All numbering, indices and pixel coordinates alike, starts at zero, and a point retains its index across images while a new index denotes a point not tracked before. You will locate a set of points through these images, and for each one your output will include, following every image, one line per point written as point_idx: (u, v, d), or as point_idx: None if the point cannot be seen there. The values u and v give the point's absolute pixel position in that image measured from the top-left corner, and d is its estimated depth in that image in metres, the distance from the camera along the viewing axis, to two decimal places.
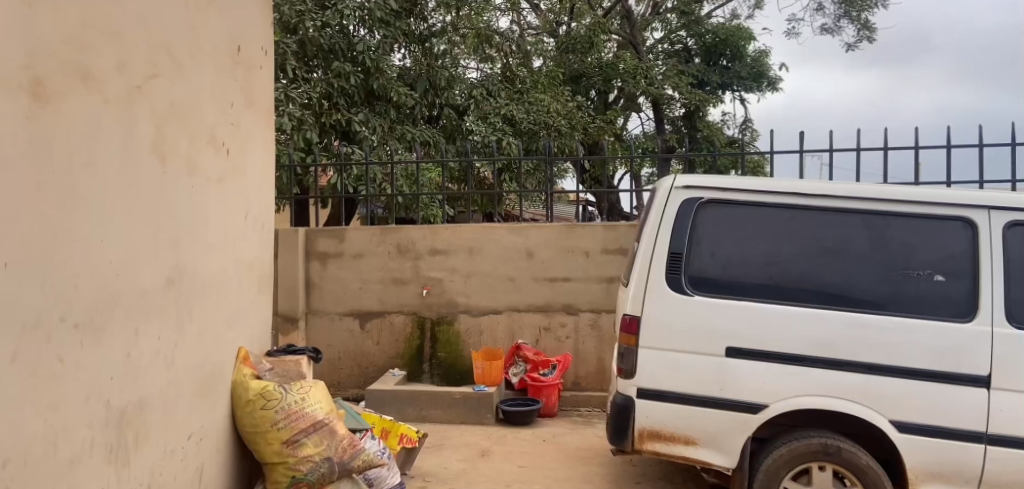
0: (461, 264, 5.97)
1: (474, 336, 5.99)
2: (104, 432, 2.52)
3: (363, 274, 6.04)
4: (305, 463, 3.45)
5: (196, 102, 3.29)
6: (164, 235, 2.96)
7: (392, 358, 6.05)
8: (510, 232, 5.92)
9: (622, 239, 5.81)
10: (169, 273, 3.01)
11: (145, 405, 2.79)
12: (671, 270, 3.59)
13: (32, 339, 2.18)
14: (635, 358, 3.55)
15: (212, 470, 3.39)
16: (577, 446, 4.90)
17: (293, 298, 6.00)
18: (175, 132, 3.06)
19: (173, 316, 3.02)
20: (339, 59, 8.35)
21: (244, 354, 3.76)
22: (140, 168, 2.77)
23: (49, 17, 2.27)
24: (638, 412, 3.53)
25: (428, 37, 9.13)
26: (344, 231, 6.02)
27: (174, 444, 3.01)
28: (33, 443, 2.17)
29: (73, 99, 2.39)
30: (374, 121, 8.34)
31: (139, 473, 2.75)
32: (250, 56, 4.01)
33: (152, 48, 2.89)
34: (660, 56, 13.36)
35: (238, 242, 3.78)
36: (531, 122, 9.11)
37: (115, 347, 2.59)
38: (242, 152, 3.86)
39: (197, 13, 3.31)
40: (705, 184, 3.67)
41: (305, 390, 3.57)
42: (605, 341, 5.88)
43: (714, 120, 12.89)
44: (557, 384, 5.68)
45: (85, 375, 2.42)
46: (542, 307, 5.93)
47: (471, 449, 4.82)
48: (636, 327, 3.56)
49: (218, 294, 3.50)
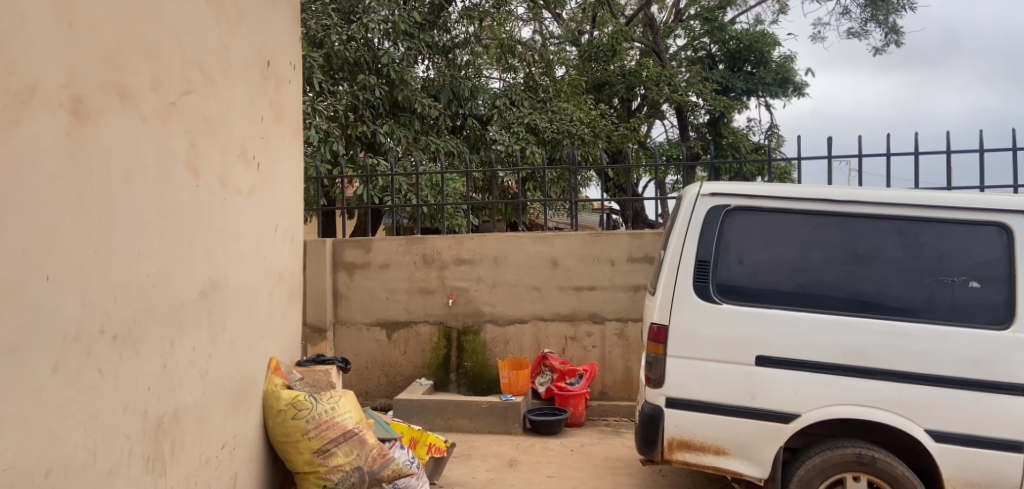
0: (486, 274, 5.99)
1: (500, 345, 6.00)
2: (141, 443, 2.56)
3: (389, 284, 6.09)
4: (336, 473, 3.47)
5: (228, 117, 3.35)
6: (198, 248, 3.02)
7: (419, 367, 6.09)
8: (535, 241, 5.92)
9: (648, 247, 5.79)
10: (203, 284, 3.06)
11: (180, 414, 2.83)
12: (698, 278, 3.57)
13: (73, 351, 2.22)
14: (663, 367, 3.53)
15: (246, 479, 3.44)
16: (605, 456, 4.88)
17: (322, 308, 6.06)
18: (207, 147, 3.12)
19: (206, 327, 3.07)
20: (365, 72, 8.49)
21: (275, 365, 3.82)
22: (174, 181, 2.84)
23: (86, 36, 2.32)
24: (668, 422, 3.51)
25: (451, 48, 9.21)
26: (370, 242, 6.08)
27: (209, 453, 3.05)
28: (73, 454, 2.21)
29: (111, 116, 2.44)
30: (399, 133, 8.46)
31: (174, 481, 2.79)
32: (281, 70, 4.10)
33: (186, 65, 2.96)
34: (684, 62, 13.15)
35: (269, 255, 3.85)
36: (554, 131, 9.16)
37: (151, 357, 2.64)
38: (271, 164, 3.92)
39: (228, 30, 3.39)
40: (733, 191, 3.66)
41: (335, 400, 3.60)
42: (632, 349, 5.85)
43: (738, 127, 12.81)
44: (585, 394, 5.66)
45: (124, 385, 2.46)
46: (567, 316, 5.92)
47: (499, 459, 4.82)
48: (664, 337, 3.55)
49: (249, 305, 3.55)
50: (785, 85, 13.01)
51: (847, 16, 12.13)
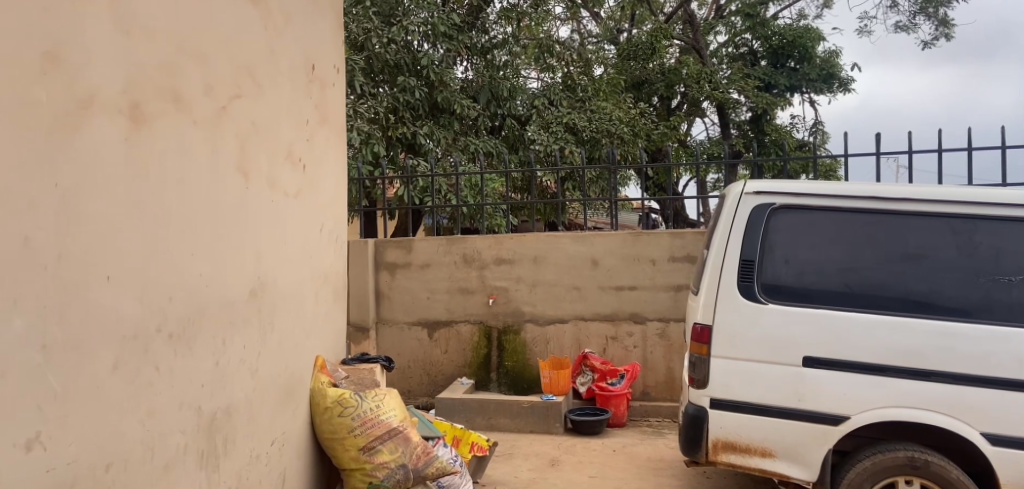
0: (526, 273, 6.00)
1: (541, 345, 6.01)
2: (195, 438, 2.64)
3: (430, 283, 6.15)
4: (381, 470, 3.51)
5: (276, 121, 3.43)
6: (248, 249, 3.10)
7: (460, 366, 6.14)
8: (575, 241, 5.92)
9: (689, 246, 5.73)
10: (253, 284, 3.14)
11: (232, 411, 2.91)
12: (743, 278, 3.53)
13: (132, 348, 2.29)
14: (707, 367, 3.50)
15: (294, 475, 3.51)
16: (647, 456, 4.85)
17: (364, 308, 6.15)
18: (256, 150, 3.20)
19: (256, 325, 3.15)
20: (405, 74, 8.61)
21: (321, 363, 3.90)
22: (225, 184, 2.91)
23: (142, 44, 2.40)
24: (712, 423, 3.48)
25: (489, 49, 9.25)
26: (411, 242, 6.15)
27: (259, 449, 3.12)
28: (132, 448, 2.28)
29: (166, 121, 2.52)
30: (439, 134, 8.55)
31: (228, 476, 2.86)
32: (325, 73, 4.18)
33: (236, 71, 3.04)
34: (724, 59, 13.09)
35: (314, 255, 3.92)
36: (592, 131, 9.12)
37: (205, 355, 2.71)
38: (317, 165, 4.00)
39: (275, 36, 3.47)
40: (778, 190, 3.61)
41: (380, 398, 3.65)
42: (674, 349, 5.80)
43: (781, 124, 12.57)
44: (626, 394, 5.63)
45: (179, 382, 2.54)
46: (608, 315, 5.90)
47: (541, 459, 4.82)
48: (708, 337, 3.52)
49: (296, 304, 3.62)
50: (830, 81, 12.74)
51: (895, 9, 11.83)
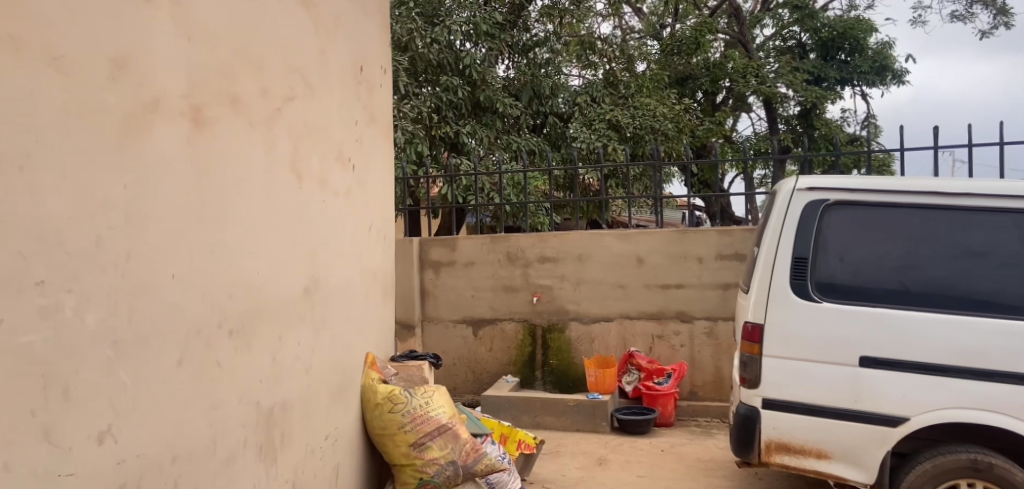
0: (570, 272, 5.99)
1: (586, 343, 5.98)
2: (255, 432, 2.71)
3: (475, 281, 6.19)
4: (431, 466, 3.55)
5: (326, 122, 3.49)
6: (301, 248, 3.16)
7: (505, 364, 6.16)
8: (620, 239, 5.88)
9: (737, 244, 5.64)
10: (306, 282, 3.21)
11: (288, 406, 2.98)
12: (796, 276, 3.46)
13: (195, 344, 2.36)
14: (759, 367, 3.45)
15: (347, 469, 3.57)
16: (696, 457, 4.80)
17: (410, 306, 6.22)
18: (308, 151, 3.26)
19: (310, 322, 3.22)
20: (448, 73, 8.68)
21: (371, 360, 3.96)
22: (280, 184, 2.98)
23: (203, 49, 2.47)
24: (765, 423, 3.42)
25: (531, 47, 9.27)
26: (455, 240, 6.20)
27: (314, 444, 3.19)
28: (196, 442, 2.35)
29: (225, 124, 2.59)
30: (481, 133, 8.57)
31: (285, 470, 2.93)
32: (372, 75, 4.23)
33: (289, 73, 3.11)
34: (772, 52, 12.77)
35: (363, 253, 3.97)
36: (636, 127, 9.07)
37: (263, 351, 2.78)
38: (365, 165, 4.05)
39: (325, 39, 3.53)
40: (831, 186, 3.53)
41: (429, 394, 3.68)
42: (722, 349, 5.72)
43: (832, 118, 12.27)
44: (673, 393, 5.58)
45: (239, 378, 2.60)
46: (654, 314, 5.85)
47: (588, 458, 4.81)
48: (759, 336, 3.46)
49: (347, 302, 3.68)
50: (883, 73, 12.40)
51: None
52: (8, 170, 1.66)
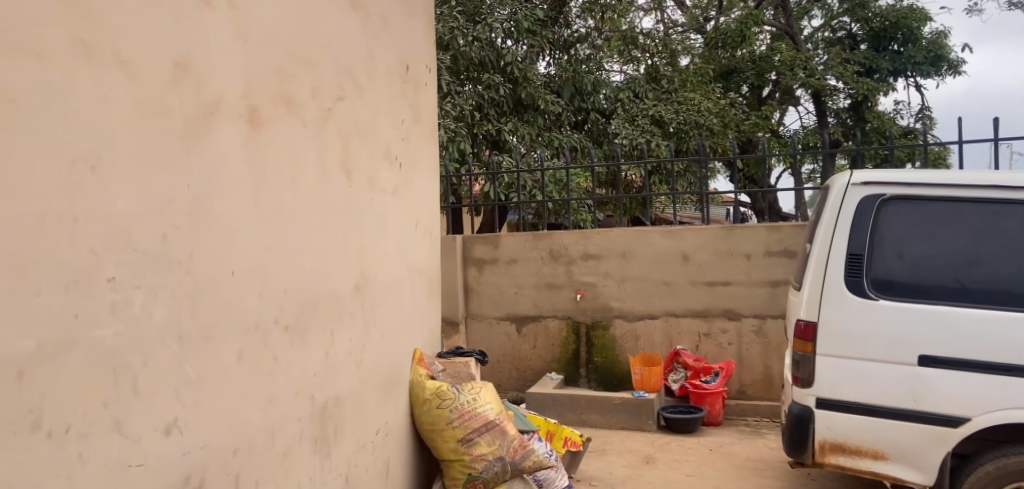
0: (615, 269, 5.95)
1: (631, 341, 5.94)
2: (310, 426, 2.76)
3: (518, 278, 6.19)
4: (480, 462, 3.57)
5: (375, 121, 3.54)
6: (352, 246, 3.21)
7: (549, 362, 6.15)
8: (665, 236, 5.82)
9: (787, 240, 5.54)
10: (357, 280, 3.25)
11: (341, 400, 3.03)
12: (851, 273, 3.38)
13: (254, 338, 2.41)
14: (813, 366, 3.37)
15: (397, 464, 3.62)
16: (746, 456, 4.73)
17: (454, 303, 6.26)
18: (358, 149, 3.31)
19: (361, 318, 3.26)
20: (489, 71, 8.68)
21: (419, 356, 4.00)
22: (331, 182, 3.03)
23: (258, 51, 2.52)
24: (819, 423, 3.35)
25: (572, 44, 9.28)
26: (498, 237, 6.22)
27: (365, 438, 3.23)
28: (255, 434, 2.41)
29: (280, 123, 2.64)
30: (523, 131, 8.57)
31: (338, 463, 2.98)
32: (418, 74, 4.26)
33: (339, 73, 3.15)
34: (821, 44, 12.48)
35: (410, 251, 4.01)
36: (680, 123, 8.95)
37: (317, 347, 2.83)
38: (411, 163, 4.08)
39: (373, 39, 3.57)
40: (887, 180, 3.44)
41: (476, 391, 3.70)
42: (771, 347, 5.61)
43: (884, 110, 11.94)
44: (721, 392, 5.50)
45: (294, 372, 2.65)
46: (700, 312, 5.77)
47: (635, 456, 4.78)
48: (813, 334, 3.39)
49: (395, 299, 3.72)
50: (938, 64, 12.05)
51: None
52: (80, 170, 1.72)
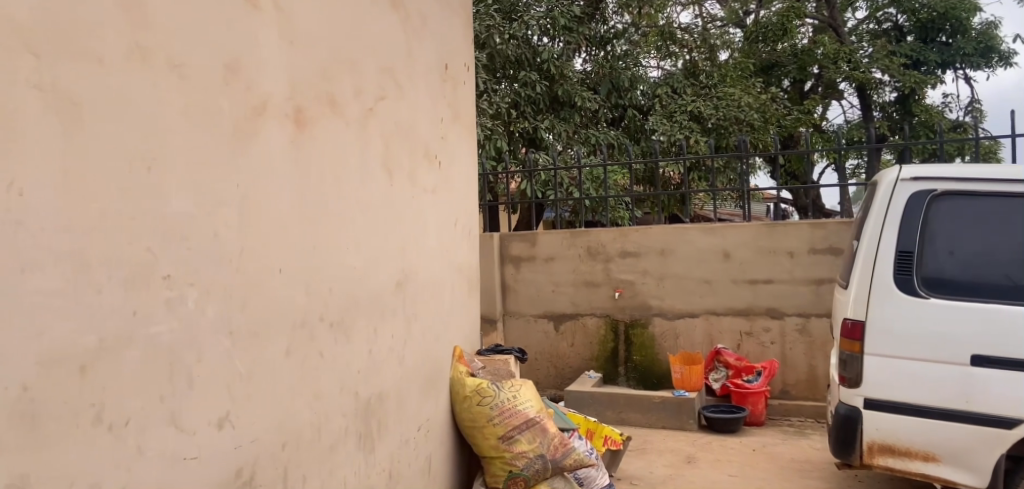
0: (654, 266, 5.90)
1: (670, 340, 5.88)
2: (354, 421, 2.79)
3: (556, 276, 6.18)
4: (521, 459, 3.57)
5: (415, 120, 3.57)
6: (393, 244, 3.24)
7: (587, 360, 6.12)
8: (705, 233, 5.74)
9: (831, 237, 5.43)
10: (398, 277, 3.28)
11: (384, 397, 3.06)
12: (900, 271, 3.29)
13: (300, 335, 2.45)
14: (861, 366, 3.29)
15: (438, 460, 3.64)
16: (790, 457, 4.65)
17: (492, 300, 6.27)
18: (399, 149, 3.34)
19: (402, 315, 3.29)
20: (525, 69, 8.69)
21: (459, 353, 4.02)
22: (373, 181, 3.06)
23: (303, 52, 2.56)
24: (866, 424, 3.28)
25: (609, 40, 9.29)
26: (536, 235, 6.21)
27: (408, 434, 3.27)
28: (303, 429, 2.45)
29: (324, 123, 2.68)
30: (559, 128, 8.54)
31: (382, 458, 3.01)
32: (456, 73, 4.28)
33: (381, 73, 3.19)
34: (865, 36, 12.07)
35: (450, 249, 4.03)
36: (720, 119, 8.80)
37: (360, 344, 2.87)
38: (450, 162, 4.10)
39: (413, 39, 3.59)
40: (938, 175, 3.34)
41: (516, 388, 3.72)
42: (815, 346, 5.51)
43: (932, 104, 11.60)
44: (764, 392, 5.41)
45: (339, 368, 2.69)
46: (742, 310, 5.69)
47: (676, 455, 4.73)
48: (860, 333, 3.31)
49: (435, 296, 3.75)
50: (988, 55, 11.71)
51: None
52: (137, 171, 1.77)
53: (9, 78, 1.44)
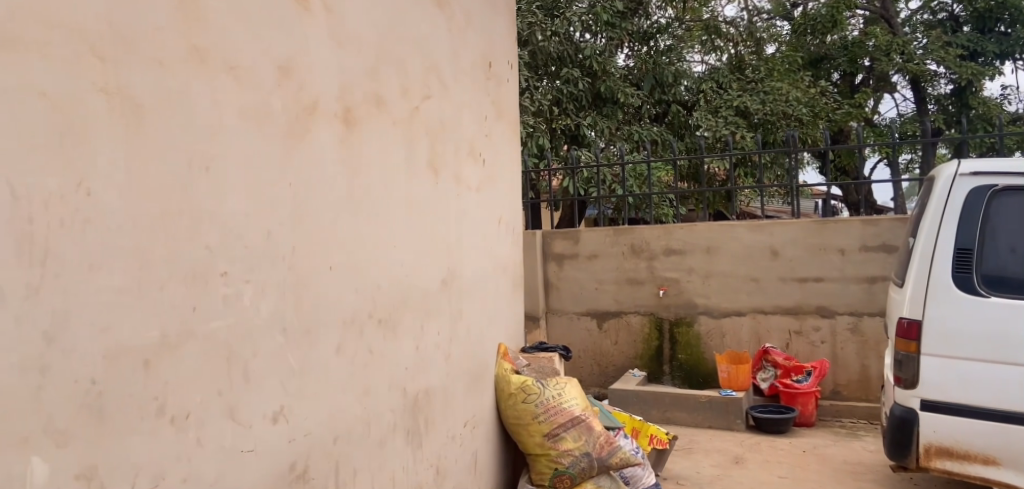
0: (699, 264, 5.81)
1: (716, 338, 5.80)
2: (403, 417, 2.83)
3: (599, 274, 6.15)
4: (566, 456, 3.57)
5: (460, 118, 3.59)
6: (439, 242, 3.26)
7: (631, 358, 6.08)
8: (752, 230, 5.65)
9: (885, 234, 5.28)
10: (444, 275, 3.31)
11: (432, 393, 3.09)
12: (959, 268, 3.19)
13: (351, 331, 2.49)
14: (918, 366, 3.20)
15: (484, 457, 3.66)
16: (842, 459, 4.54)
17: (535, 298, 6.27)
18: (444, 147, 3.36)
19: (448, 312, 3.32)
20: (568, 66, 8.68)
21: (503, 350, 4.03)
22: (419, 180, 3.09)
23: (352, 52, 2.59)
24: (923, 426, 3.18)
25: (652, 35, 9.10)
26: (579, 233, 6.19)
27: (455, 430, 3.29)
28: (354, 424, 2.49)
29: (372, 122, 2.71)
30: (602, 125, 8.46)
31: (430, 454, 3.04)
32: (500, 70, 4.28)
33: (426, 72, 3.21)
34: (919, 27, 11.75)
35: (494, 247, 4.05)
36: (766, 114, 8.64)
37: (408, 340, 2.90)
38: (494, 159, 4.11)
39: (457, 37, 3.60)
40: (999, 170, 3.24)
41: (561, 386, 3.71)
42: (868, 346, 5.37)
43: (990, 96, 11.20)
44: (814, 392, 5.29)
45: (387, 364, 2.72)
46: (791, 309, 5.57)
47: (723, 456, 4.67)
48: (916, 333, 3.22)
49: (480, 293, 3.76)
50: None
51: None
52: (196, 172, 1.82)
53: (76, 83, 1.49)
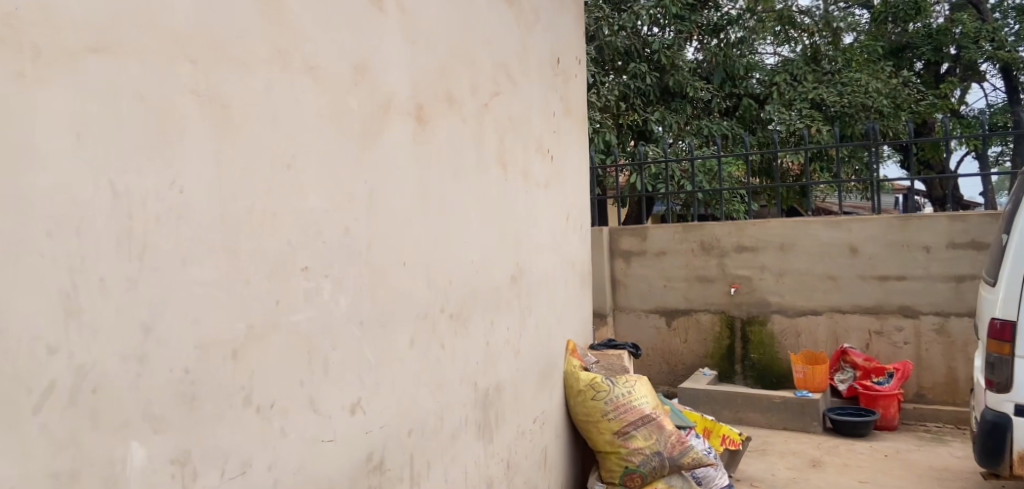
0: (772, 262, 5.66)
1: (791, 338, 5.63)
2: (474, 411, 2.86)
3: (668, 271, 6.05)
4: (637, 455, 3.54)
5: (528, 114, 3.60)
6: (508, 238, 3.28)
7: (701, 357, 5.96)
8: (830, 227, 5.46)
9: (974, 230, 5.03)
10: (513, 271, 3.33)
11: (502, 388, 3.12)
12: None
13: (424, 325, 2.54)
14: (1012, 369, 3.02)
15: (554, 453, 3.67)
16: (928, 465, 4.34)
17: (602, 295, 6.22)
18: (513, 143, 3.38)
19: (517, 308, 3.33)
20: (635, 60, 8.58)
21: (572, 347, 4.02)
22: (489, 177, 3.12)
23: (424, 50, 2.63)
24: (1018, 432, 3.00)
25: (722, 27, 8.95)
26: (647, 229, 6.11)
27: (524, 425, 3.31)
28: (427, 416, 2.54)
29: (443, 120, 2.75)
30: (670, 120, 8.36)
31: (500, 448, 3.07)
32: (568, 66, 4.28)
33: (495, 70, 3.23)
34: (1011, 12, 11.14)
35: (562, 243, 4.04)
36: (843, 106, 8.35)
37: (478, 335, 2.93)
38: (562, 156, 4.11)
39: (526, 33, 3.62)
40: None
41: (631, 384, 3.68)
42: (955, 348, 5.11)
43: None
44: (897, 395, 5.07)
45: (458, 359, 2.76)
46: (871, 308, 5.36)
47: (799, 458, 4.53)
48: (1010, 334, 3.04)
49: (548, 290, 3.77)
50: None
51: None
52: (278, 169, 1.88)
53: (171, 85, 1.57)
